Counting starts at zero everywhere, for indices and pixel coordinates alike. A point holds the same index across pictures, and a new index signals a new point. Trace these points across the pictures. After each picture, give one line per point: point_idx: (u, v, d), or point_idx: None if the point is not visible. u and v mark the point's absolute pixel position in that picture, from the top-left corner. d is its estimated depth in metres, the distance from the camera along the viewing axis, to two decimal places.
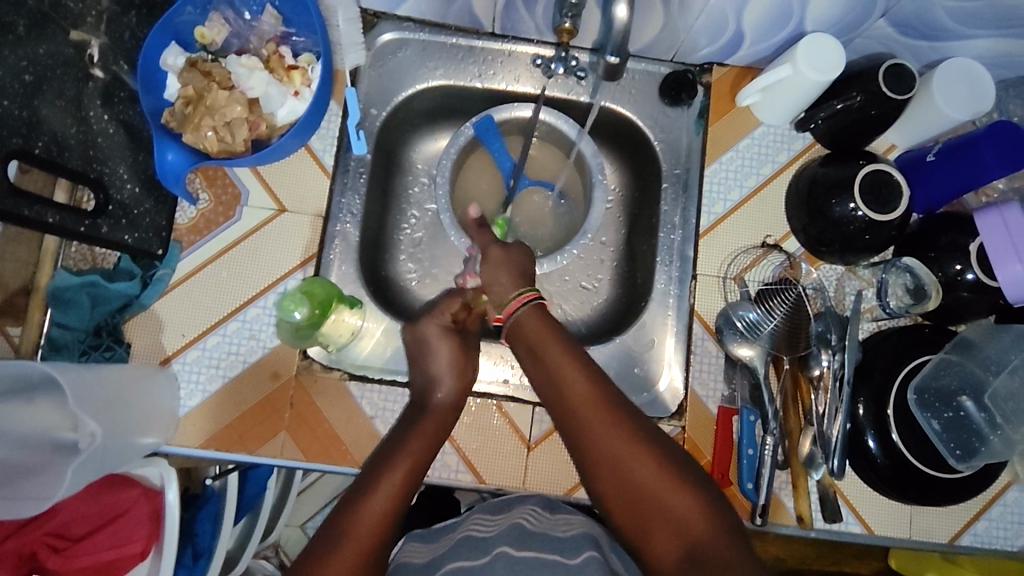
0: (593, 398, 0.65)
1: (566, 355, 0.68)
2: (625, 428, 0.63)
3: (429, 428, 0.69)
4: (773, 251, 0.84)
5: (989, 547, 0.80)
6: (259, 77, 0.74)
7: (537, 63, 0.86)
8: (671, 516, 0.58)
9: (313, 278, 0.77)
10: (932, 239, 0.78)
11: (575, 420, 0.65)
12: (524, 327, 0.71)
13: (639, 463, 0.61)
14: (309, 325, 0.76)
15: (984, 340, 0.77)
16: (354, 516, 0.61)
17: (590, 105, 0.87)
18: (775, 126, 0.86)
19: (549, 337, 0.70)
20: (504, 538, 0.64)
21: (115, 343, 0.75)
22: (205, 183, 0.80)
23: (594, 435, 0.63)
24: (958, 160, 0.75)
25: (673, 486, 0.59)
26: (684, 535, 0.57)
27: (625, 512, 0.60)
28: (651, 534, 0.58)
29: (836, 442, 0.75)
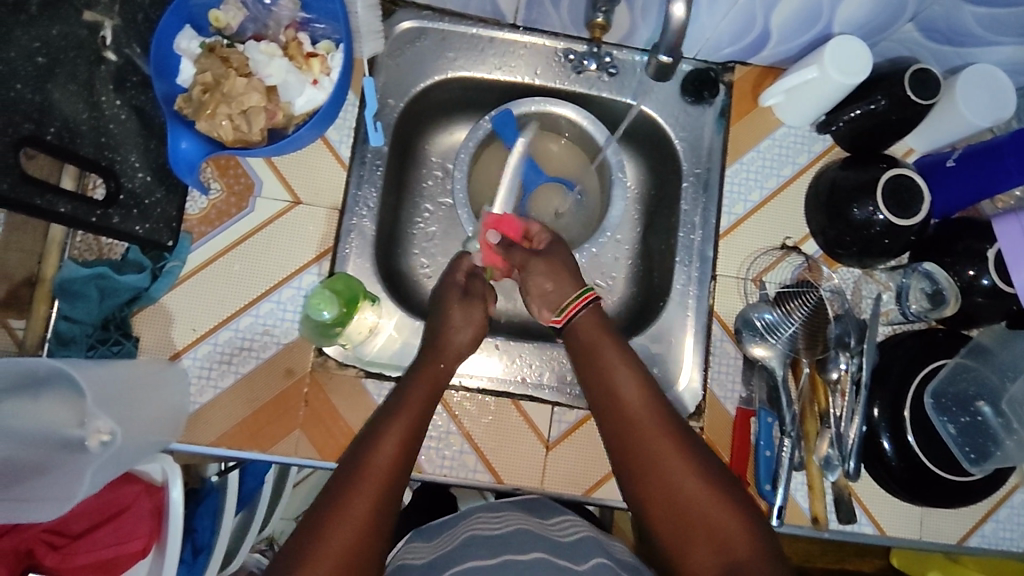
0: (647, 409, 0.65)
1: (626, 363, 0.68)
2: (670, 436, 0.63)
3: (412, 408, 0.65)
4: (792, 253, 0.84)
5: (995, 548, 0.81)
6: (279, 65, 0.71)
7: (570, 58, 0.85)
8: (714, 533, 0.58)
9: (338, 274, 0.75)
10: (949, 244, 0.78)
11: (625, 429, 0.64)
12: (582, 323, 0.71)
13: (684, 478, 0.61)
14: (335, 324, 0.72)
15: (999, 346, 0.78)
16: (350, 497, 0.58)
17: (632, 107, 0.86)
18: (797, 128, 0.86)
19: (605, 335, 0.70)
20: (523, 539, 0.62)
21: (124, 338, 0.72)
22: (217, 172, 0.77)
23: (642, 448, 0.63)
24: (978, 166, 0.75)
25: (716, 503, 0.60)
26: (724, 553, 0.57)
27: (665, 524, 0.60)
28: (690, 547, 0.59)
29: (853, 446, 0.75)
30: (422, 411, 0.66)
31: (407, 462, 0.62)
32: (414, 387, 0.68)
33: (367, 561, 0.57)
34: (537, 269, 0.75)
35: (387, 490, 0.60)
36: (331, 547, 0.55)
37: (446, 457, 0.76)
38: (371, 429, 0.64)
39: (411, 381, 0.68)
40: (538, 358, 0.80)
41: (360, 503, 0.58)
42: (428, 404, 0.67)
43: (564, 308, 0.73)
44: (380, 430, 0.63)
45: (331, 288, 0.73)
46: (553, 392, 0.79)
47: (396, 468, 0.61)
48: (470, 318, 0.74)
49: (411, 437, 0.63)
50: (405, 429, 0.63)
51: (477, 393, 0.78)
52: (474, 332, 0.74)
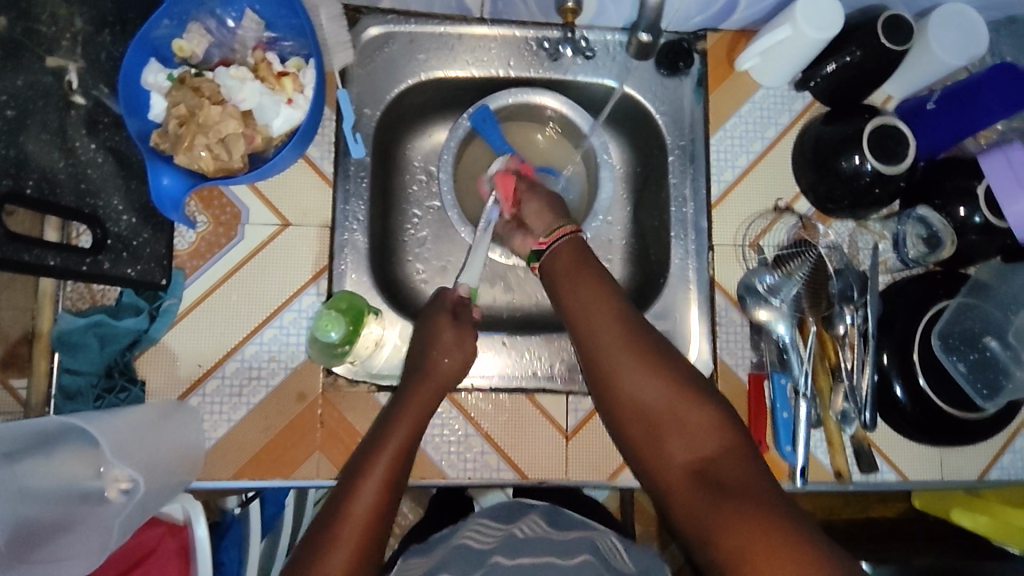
0: (614, 323, 0.66)
1: (594, 281, 0.69)
2: (635, 344, 0.65)
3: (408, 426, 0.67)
4: (785, 215, 0.84)
5: (1015, 478, 0.82)
6: (251, 88, 0.70)
7: (545, 46, 0.85)
8: (685, 433, 0.60)
9: (345, 292, 0.74)
10: (938, 185, 0.79)
11: (594, 346, 0.66)
12: (562, 250, 0.73)
13: (655, 385, 0.63)
14: (344, 343, 0.72)
15: (998, 281, 0.79)
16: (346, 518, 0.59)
17: (614, 90, 0.86)
18: (774, 88, 0.86)
19: (581, 260, 0.71)
20: (511, 546, 0.62)
21: (130, 383, 0.71)
22: (202, 205, 0.76)
23: (611, 362, 0.64)
24: (959, 107, 0.76)
25: (687, 404, 0.61)
26: (697, 454, 0.60)
27: (633, 425, 0.63)
28: (662, 446, 0.61)
29: (867, 396, 0.76)
30: (413, 433, 0.67)
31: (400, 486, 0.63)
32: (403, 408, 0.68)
33: None
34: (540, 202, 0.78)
35: (383, 504, 0.61)
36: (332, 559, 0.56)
37: (467, 458, 0.76)
38: (361, 453, 0.65)
39: (399, 405, 0.68)
40: (545, 351, 0.80)
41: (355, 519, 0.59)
42: (424, 420, 0.68)
43: (551, 232, 0.75)
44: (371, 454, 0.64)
45: (334, 305, 0.72)
46: (565, 382, 0.79)
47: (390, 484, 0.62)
48: (453, 337, 0.73)
49: (403, 461, 0.64)
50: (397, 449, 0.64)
51: (491, 392, 0.78)
52: (461, 358, 0.72)
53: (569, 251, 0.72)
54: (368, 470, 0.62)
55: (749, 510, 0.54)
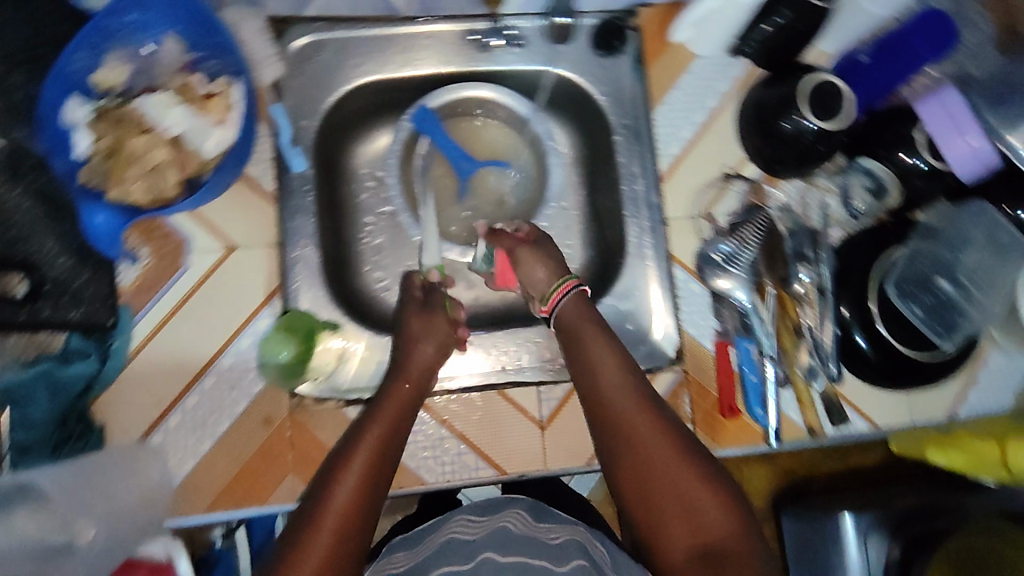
0: (637, 403, 0.64)
1: (606, 344, 0.68)
2: (651, 414, 0.64)
3: (388, 420, 0.66)
4: (735, 181, 0.84)
5: (984, 415, 0.83)
6: (177, 113, 0.69)
7: (472, 38, 0.84)
8: (692, 516, 0.59)
9: (291, 311, 0.75)
10: (880, 135, 0.80)
11: (611, 420, 0.64)
12: (566, 312, 0.72)
13: (668, 458, 0.61)
14: (298, 361, 0.73)
15: (945, 224, 0.80)
16: (310, 545, 0.56)
17: (554, 76, 0.86)
18: (711, 57, 0.86)
19: (589, 322, 0.71)
20: (499, 544, 0.62)
21: (88, 430, 0.69)
22: (142, 238, 0.73)
23: (635, 443, 0.62)
24: (891, 55, 0.78)
25: (695, 479, 0.61)
26: (700, 533, 0.59)
27: (640, 498, 0.61)
28: (663, 523, 0.60)
29: (831, 348, 0.78)
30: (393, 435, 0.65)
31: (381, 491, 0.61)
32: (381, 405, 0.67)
33: None
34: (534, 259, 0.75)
35: (359, 520, 0.59)
36: None
37: (445, 460, 0.75)
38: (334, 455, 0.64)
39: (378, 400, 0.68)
40: (512, 344, 0.80)
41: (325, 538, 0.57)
42: (410, 409, 0.68)
43: (549, 298, 0.73)
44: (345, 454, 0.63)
45: (277, 324, 0.74)
46: (533, 373, 0.79)
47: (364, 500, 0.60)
48: (433, 328, 0.74)
49: (382, 461, 0.63)
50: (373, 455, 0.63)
51: (461, 392, 0.77)
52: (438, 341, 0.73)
53: (575, 312, 0.72)
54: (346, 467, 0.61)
55: None
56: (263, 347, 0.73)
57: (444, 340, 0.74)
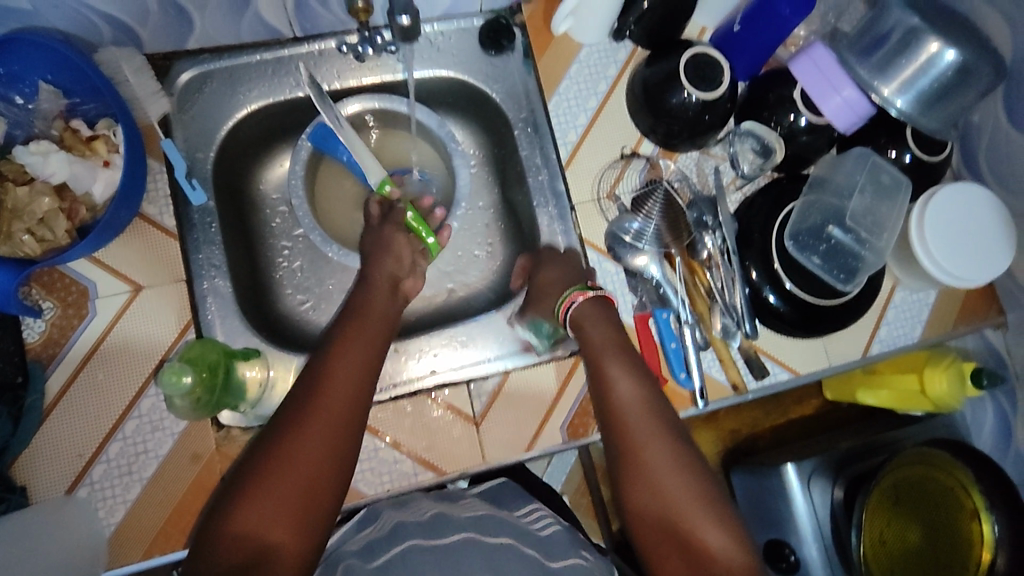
0: (649, 420, 0.66)
1: (623, 362, 0.70)
2: (665, 431, 0.65)
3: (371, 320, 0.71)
4: (632, 160, 0.87)
5: (894, 347, 0.87)
6: (57, 159, 0.68)
7: (344, 49, 0.84)
8: (687, 530, 0.60)
9: (195, 343, 0.71)
10: (762, 99, 0.84)
11: (623, 432, 0.66)
12: (585, 323, 0.74)
13: (671, 470, 0.62)
14: (203, 391, 0.69)
15: (831, 171, 0.82)
16: (300, 426, 0.60)
17: (449, 77, 0.87)
18: (596, 44, 0.88)
19: (607, 338, 0.73)
20: (500, 528, 0.63)
21: (8, 492, 0.67)
22: (44, 290, 0.72)
23: (643, 454, 0.64)
24: (759, 21, 0.81)
25: (696, 495, 0.61)
26: (695, 551, 0.59)
27: (643, 505, 0.62)
28: (662, 540, 0.61)
29: (743, 307, 0.80)
30: (354, 408, 0.63)
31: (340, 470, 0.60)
32: (336, 364, 0.65)
33: (317, 504, 0.58)
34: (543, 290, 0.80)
35: (352, 410, 0.62)
36: (278, 468, 0.57)
37: (385, 471, 0.75)
38: (288, 414, 0.61)
39: (329, 347, 0.67)
40: (439, 344, 0.81)
41: (318, 419, 0.60)
42: (387, 325, 0.72)
43: (562, 304, 0.76)
44: (298, 417, 0.60)
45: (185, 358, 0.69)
46: (461, 373, 0.80)
47: (356, 398, 0.63)
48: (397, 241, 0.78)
49: (340, 432, 0.60)
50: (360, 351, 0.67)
51: (391, 400, 0.77)
52: (403, 251, 0.78)
53: (596, 328, 0.74)
54: (320, 396, 0.62)
55: None
56: (164, 383, 0.66)
57: (406, 252, 0.78)
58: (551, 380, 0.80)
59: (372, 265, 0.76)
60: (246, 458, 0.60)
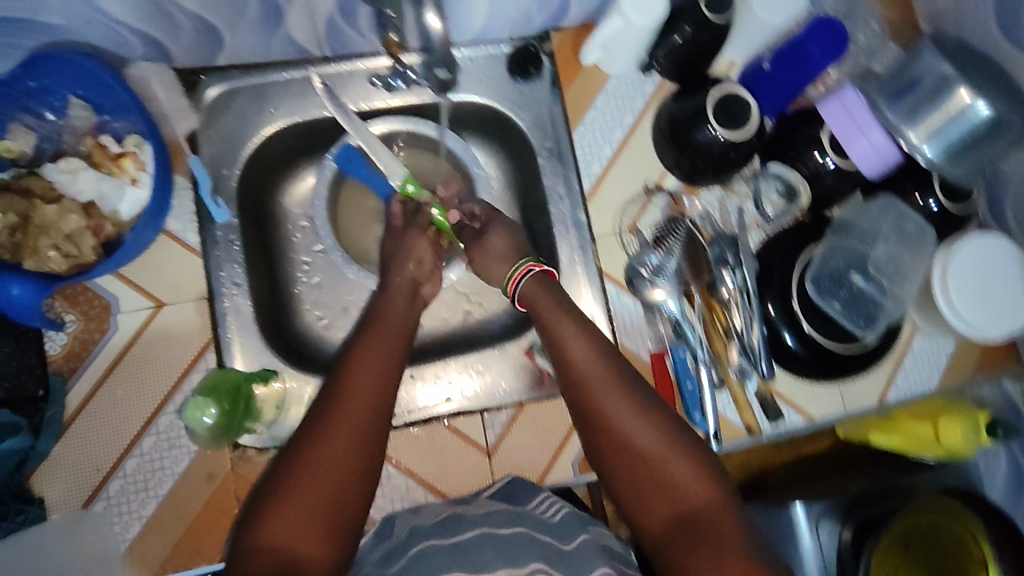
0: (607, 376, 0.65)
1: (572, 319, 0.69)
2: (623, 384, 0.64)
3: (387, 332, 0.70)
4: (656, 194, 0.87)
5: (910, 394, 0.88)
6: (86, 177, 0.68)
7: (375, 82, 0.83)
8: (668, 481, 0.60)
9: (217, 372, 0.72)
10: (789, 138, 0.84)
11: (580, 391, 0.65)
12: (530, 289, 0.72)
13: (638, 426, 0.62)
14: (224, 422, 0.70)
15: (858, 217, 0.82)
16: (322, 443, 0.59)
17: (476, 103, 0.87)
18: (624, 75, 0.88)
19: (553, 298, 0.71)
20: (513, 517, 0.64)
21: (26, 505, 0.68)
22: (67, 303, 0.73)
23: (607, 411, 0.63)
24: (791, 61, 0.80)
25: (667, 445, 0.61)
26: (679, 506, 0.59)
27: (619, 466, 0.62)
28: (646, 497, 0.60)
29: (760, 347, 0.80)
30: (376, 408, 0.63)
31: (365, 476, 0.60)
32: (352, 375, 0.65)
33: (342, 524, 0.57)
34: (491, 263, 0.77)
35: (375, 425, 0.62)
36: (301, 487, 0.57)
37: (396, 498, 0.76)
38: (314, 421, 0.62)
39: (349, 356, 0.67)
40: (454, 370, 0.81)
41: (340, 433, 0.60)
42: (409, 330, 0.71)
43: (509, 281, 0.73)
44: (320, 427, 0.61)
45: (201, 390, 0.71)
46: (475, 401, 0.80)
47: (377, 408, 0.63)
48: (418, 252, 0.78)
49: (366, 437, 0.61)
50: (381, 366, 0.66)
51: (405, 427, 0.78)
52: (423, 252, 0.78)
53: (542, 292, 0.72)
54: (342, 412, 0.61)
55: (722, 550, 0.55)
56: (189, 418, 0.68)
57: (427, 257, 0.78)
58: (567, 413, 0.81)
59: (392, 270, 0.76)
60: (275, 466, 0.61)
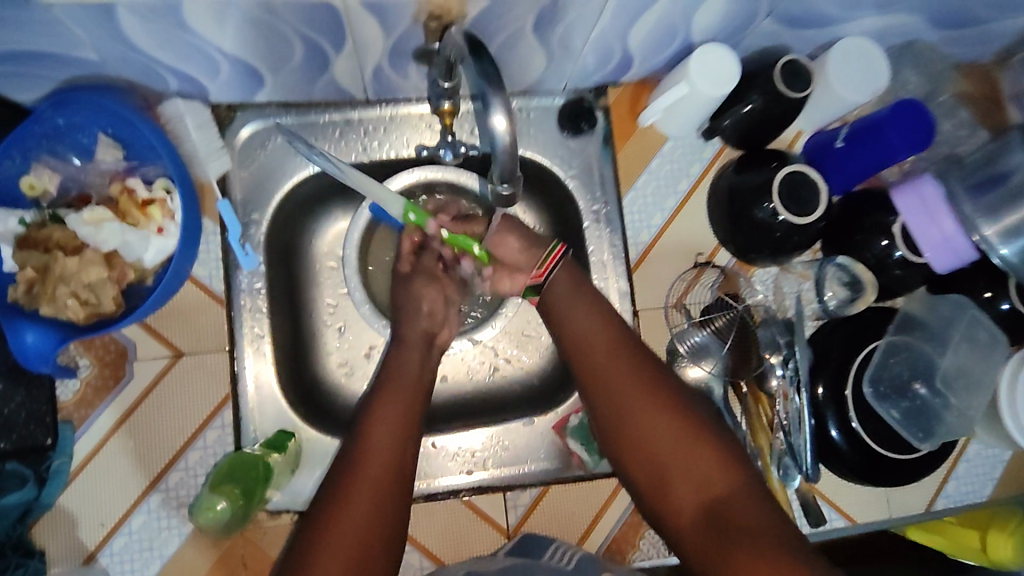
0: (622, 367, 0.65)
1: (586, 304, 0.68)
2: (639, 376, 0.64)
3: (399, 396, 0.66)
4: (706, 270, 0.83)
5: (961, 504, 0.83)
6: (110, 228, 0.65)
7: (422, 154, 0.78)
8: (690, 474, 0.60)
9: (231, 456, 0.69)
10: (856, 221, 0.78)
11: (597, 383, 0.66)
12: (554, 285, 0.69)
13: (656, 420, 0.63)
14: (239, 508, 0.67)
15: (930, 316, 0.77)
16: (339, 518, 0.57)
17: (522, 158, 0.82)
18: (682, 138, 0.83)
19: (569, 280, 0.70)
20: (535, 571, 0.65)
21: (27, 557, 0.66)
22: (82, 347, 0.70)
23: (624, 409, 0.64)
24: (866, 144, 0.74)
25: (686, 436, 0.61)
26: (704, 496, 0.60)
27: (640, 462, 0.63)
28: (669, 492, 0.61)
29: (806, 451, 0.71)
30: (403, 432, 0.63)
31: (395, 487, 0.60)
32: (374, 413, 0.64)
33: None
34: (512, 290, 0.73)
35: (392, 479, 0.61)
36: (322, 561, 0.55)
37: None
38: (327, 496, 0.60)
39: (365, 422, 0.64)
40: (479, 445, 0.79)
41: (360, 499, 0.59)
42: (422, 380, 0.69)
43: (539, 268, 0.69)
44: (338, 498, 0.59)
45: (212, 478, 0.68)
46: (500, 478, 0.78)
47: (396, 459, 0.62)
48: (424, 298, 0.73)
49: (384, 491, 0.60)
50: (394, 430, 0.63)
51: (423, 498, 0.76)
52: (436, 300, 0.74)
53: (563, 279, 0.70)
54: (356, 479, 0.60)
55: (750, 541, 0.55)
56: (202, 517, 0.66)
57: (439, 306, 0.73)
58: (592, 501, 0.78)
59: (407, 322, 0.72)
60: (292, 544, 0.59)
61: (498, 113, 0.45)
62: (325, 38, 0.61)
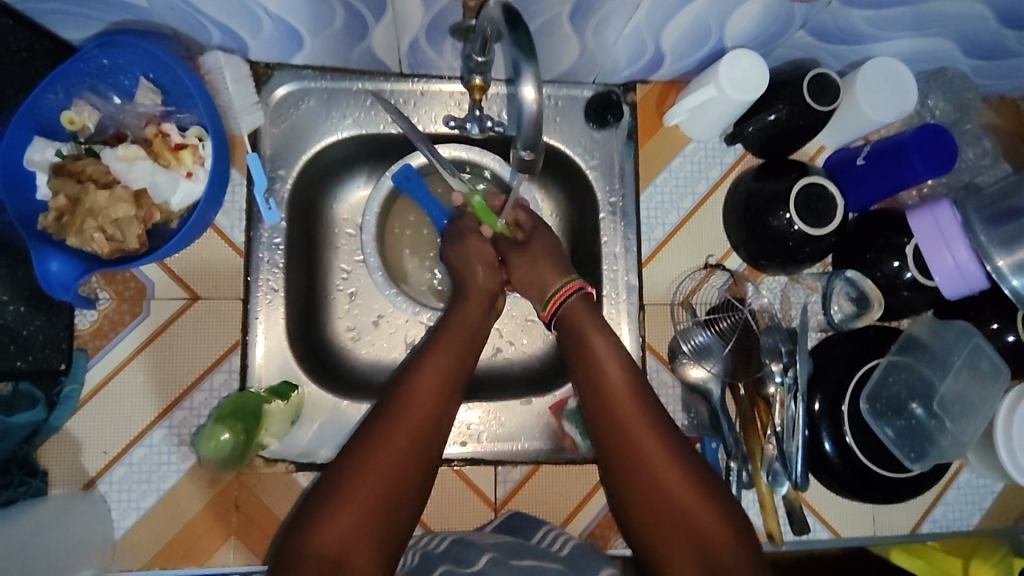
0: (636, 410, 0.65)
1: (609, 343, 0.69)
2: (653, 420, 0.65)
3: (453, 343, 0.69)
4: (716, 271, 0.84)
5: (947, 530, 0.83)
6: (142, 167, 0.67)
7: (450, 123, 0.80)
8: (690, 522, 0.61)
9: (238, 392, 0.71)
10: (870, 240, 0.79)
11: (613, 421, 0.66)
12: (571, 309, 0.72)
13: (664, 465, 0.63)
14: (239, 446, 0.69)
15: (931, 338, 0.77)
16: (366, 465, 0.59)
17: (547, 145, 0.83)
18: (705, 141, 0.84)
19: (593, 318, 0.71)
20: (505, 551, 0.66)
21: (30, 476, 0.68)
22: (103, 281, 0.72)
23: (637, 448, 0.64)
24: (887, 163, 0.75)
25: (688, 485, 0.62)
26: (700, 546, 0.60)
27: (643, 502, 0.63)
28: (667, 541, 0.61)
29: (796, 458, 0.75)
30: (435, 422, 0.64)
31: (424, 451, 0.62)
32: (417, 379, 0.65)
33: (384, 546, 0.58)
34: (534, 263, 0.76)
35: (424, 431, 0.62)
36: (343, 507, 0.57)
37: None
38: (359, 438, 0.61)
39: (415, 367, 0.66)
40: (476, 418, 0.80)
41: (391, 446, 0.60)
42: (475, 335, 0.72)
43: (551, 299, 0.73)
44: (372, 441, 0.60)
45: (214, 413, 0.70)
46: (490, 452, 0.79)
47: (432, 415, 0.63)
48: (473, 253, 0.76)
49: (417, 453, 0.61)
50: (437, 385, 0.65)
51: None
52: (488, 261, 0.76)
53: (581, 312, 0.72)
54: (394, 426, 0.61)
55: None
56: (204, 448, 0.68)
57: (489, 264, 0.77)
58: (580, 485, 0.79)
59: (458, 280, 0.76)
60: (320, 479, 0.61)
61: (528, 84, 0.49)
62: (368, 6, 0.63)
